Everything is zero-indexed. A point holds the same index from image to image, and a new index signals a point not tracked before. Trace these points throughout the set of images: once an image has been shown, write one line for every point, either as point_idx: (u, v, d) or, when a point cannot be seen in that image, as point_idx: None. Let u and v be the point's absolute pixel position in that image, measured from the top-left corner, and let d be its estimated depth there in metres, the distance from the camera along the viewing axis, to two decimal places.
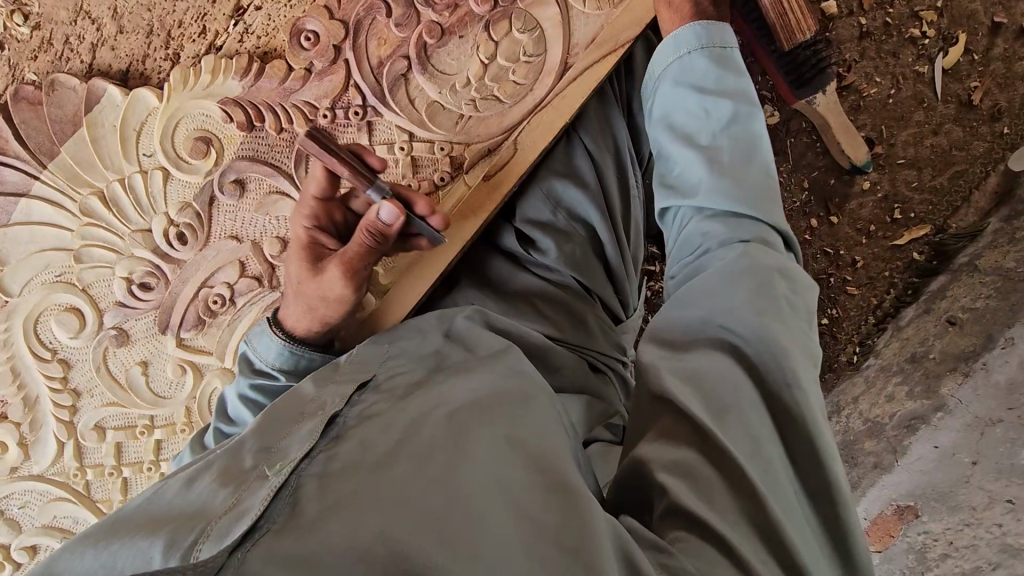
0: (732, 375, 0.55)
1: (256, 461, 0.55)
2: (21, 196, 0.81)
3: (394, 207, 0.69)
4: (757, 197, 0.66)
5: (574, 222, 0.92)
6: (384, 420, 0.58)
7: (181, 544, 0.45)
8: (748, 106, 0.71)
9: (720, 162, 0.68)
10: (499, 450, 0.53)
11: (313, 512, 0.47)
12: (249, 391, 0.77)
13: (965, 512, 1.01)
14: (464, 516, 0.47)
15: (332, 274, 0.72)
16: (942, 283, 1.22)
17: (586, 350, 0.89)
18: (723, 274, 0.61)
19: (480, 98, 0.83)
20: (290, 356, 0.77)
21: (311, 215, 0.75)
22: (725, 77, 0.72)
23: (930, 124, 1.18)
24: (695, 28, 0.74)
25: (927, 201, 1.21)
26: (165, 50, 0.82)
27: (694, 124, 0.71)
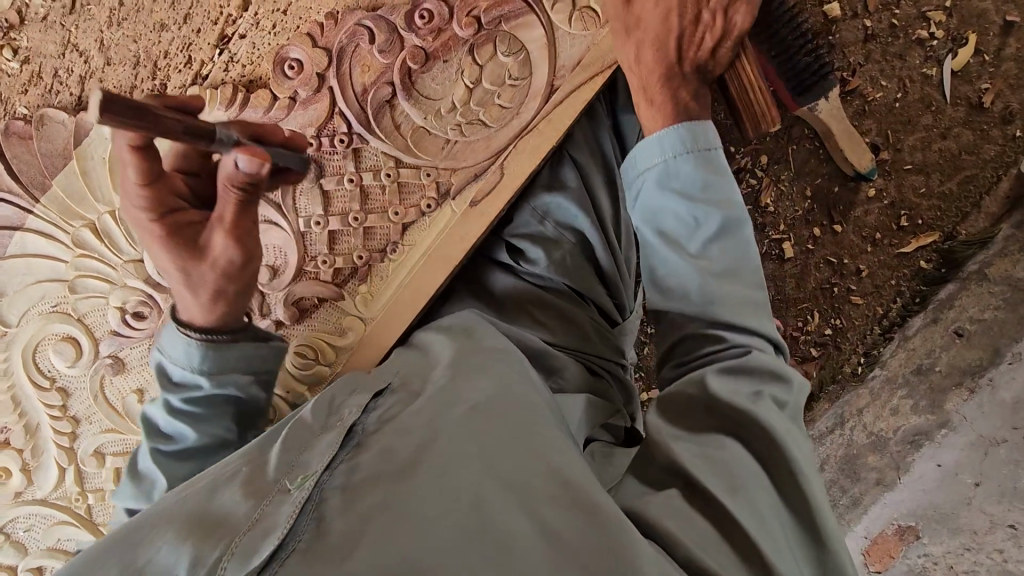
0: (741, 455, 0.56)
1: (280, 472, 0.56)
2: (15, 230, 0.82)
3: (250, 152, 0.58)
4: (745, 312, 0.65)
5: (563, 229, 0.91)
6: (401, 424, 0.58)
7: (208, 561, 0.46)
8: (735, 214, 0.67)
9: (708, 279, 0.65)
10: (521, 463, 0.54)
11: (341, 530, 0.48)
12: (178, 402, 0.71)
13: (965, 535, 1.10)
14: (494, 538, 0.47)
15: (222, 244, 0.66)
16: (951, 292, 1.18)
17: (582, 353, 0.89)
18: (725, 372, 0.60)
19: (466, 123, 0.82)
20: (211, 354, 0.70)
21: (147, 203, 0.64)
22: (711, 183, 0.68)
23: (938, 128, 1.14)
24: (680, 130, 0.70)
25: (936, 207, 1.16)
26: (152, 81, 0.82)
27: (681, 236, 0.68)
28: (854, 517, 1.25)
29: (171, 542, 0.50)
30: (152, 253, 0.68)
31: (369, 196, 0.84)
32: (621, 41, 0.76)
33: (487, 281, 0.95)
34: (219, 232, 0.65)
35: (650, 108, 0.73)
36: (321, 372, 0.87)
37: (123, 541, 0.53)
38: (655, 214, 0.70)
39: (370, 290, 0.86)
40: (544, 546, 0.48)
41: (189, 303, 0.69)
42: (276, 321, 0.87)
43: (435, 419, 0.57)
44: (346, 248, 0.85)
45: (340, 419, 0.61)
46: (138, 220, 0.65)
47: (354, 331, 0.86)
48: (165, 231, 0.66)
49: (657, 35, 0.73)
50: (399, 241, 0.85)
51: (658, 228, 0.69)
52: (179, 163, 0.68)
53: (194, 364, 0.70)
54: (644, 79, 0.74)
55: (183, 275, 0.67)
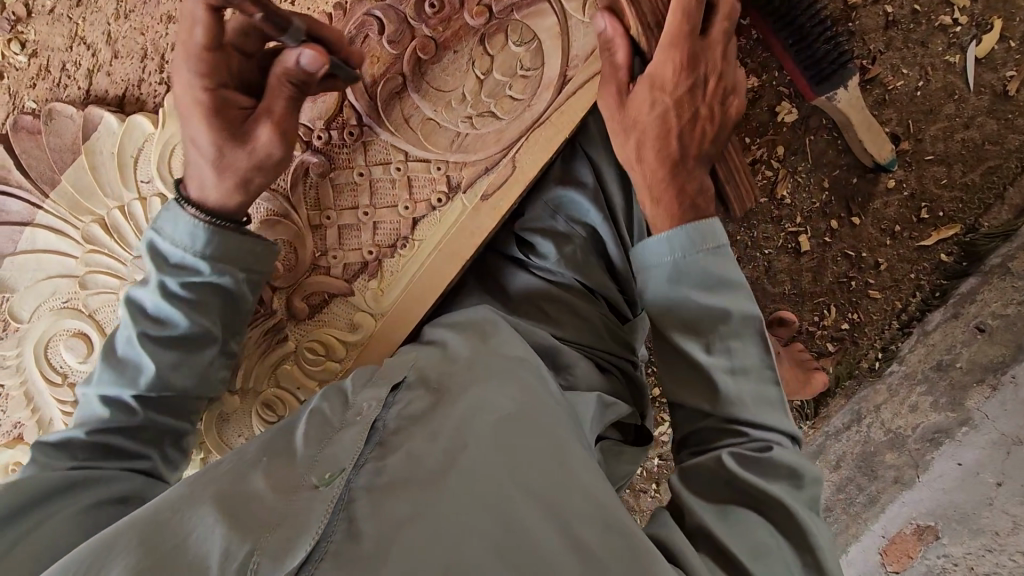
0: (760, 526, 0.59)
1: (306, 466, 0.58)
2: (26, 225, 0.82)
3: (316, 55, 0.63)
4: (760, 407, 0.66)
5: (574, 224, 0.90)
6: (424, 428, 0.61)
7: (237, 555, 0.48)
8: (747, 315, 0.68)
9: (722, 380, 0.66)
10: (542, 475, 0.59)
11: (374, 534, 0.51)
12: (174, 284, 0.70)
13: (987, 536, 1.11)
14: (522, 544, 0.53)
15: (267, 134, 0.69)
16: (972, 286, 1.15)
17: (591, 348, 0.87)
18: (740, 460, 0.62)
19: (476, 114, 0.81)
20: (217, 241, 0.70)
21: (204, 71, 0.66)
22: (721, 282, 0.68)
23: (961, 117, 1.10)
24: (689, 229, 0.69)
25: (958, 199, 1.13)
26: (159, 74, 0.81)
27: (693, 336, 0.68)
28: (872, 515, 1.23)
29: (201, 526, 0.51)
30: (189, 126, 0.69)
31: (379, 189, 0.83)
32: (618, 140, 0.75)
33: (497, 275, 0.94)
34: (265, 123, 0.69)
35: (658, 204, 0.72)
36: (332, 367, 0.86)
37: (145, 517, 0.54)
38: (666, 311, 0.70)
39: (380, 285, 0.85)
40: (567, 552, 0.53)
41: (210, 185, 0.70)
42: (286, 317, 0.86)
43: (460, 426, 0.61)
44: (355, 244, 0.84)
45: (359, 413, 0.63)
46: (185, 91, 0.67)
47: (364, 327, 0.86)
48: (210, 107, 0.67)
49: (658, 132, 0.72)
50: (408, 236, 0.84)
51: (670, 327, 0.69)
52: (236, 38, 0.68)
53: (196, 247, 0.70)
54: (649, 176, 0.72)
55: (213, 156, 0.68)
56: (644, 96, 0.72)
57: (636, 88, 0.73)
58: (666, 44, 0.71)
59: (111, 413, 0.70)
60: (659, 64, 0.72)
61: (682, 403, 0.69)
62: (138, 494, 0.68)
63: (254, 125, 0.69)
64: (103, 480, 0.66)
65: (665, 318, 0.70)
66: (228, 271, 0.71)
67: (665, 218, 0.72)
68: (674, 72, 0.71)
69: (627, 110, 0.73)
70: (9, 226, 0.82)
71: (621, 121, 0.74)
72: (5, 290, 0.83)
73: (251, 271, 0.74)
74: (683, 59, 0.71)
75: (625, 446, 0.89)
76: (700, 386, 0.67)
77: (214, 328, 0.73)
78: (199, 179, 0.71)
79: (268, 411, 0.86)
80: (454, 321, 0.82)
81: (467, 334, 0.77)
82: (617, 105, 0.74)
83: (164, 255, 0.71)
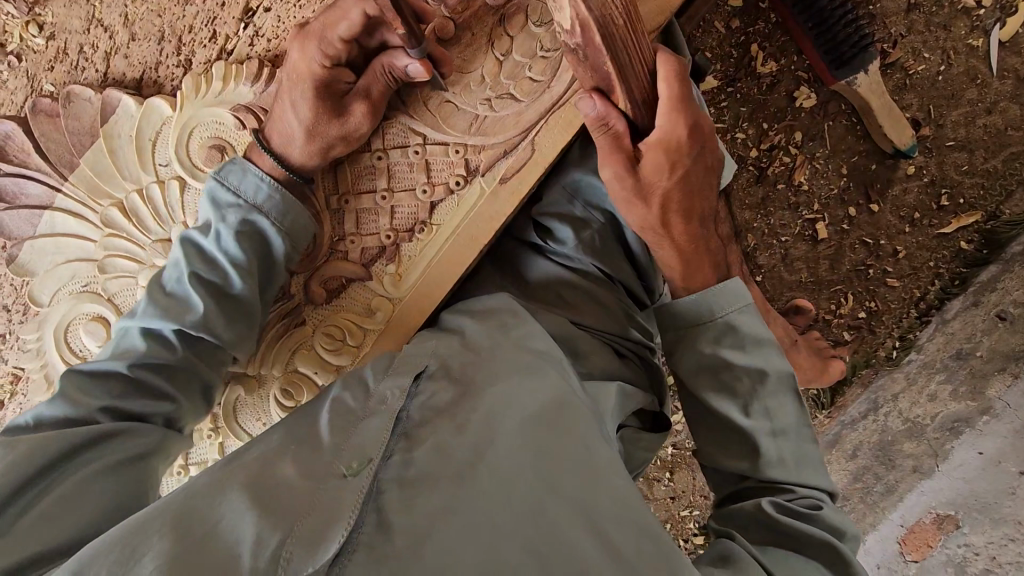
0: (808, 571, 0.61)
1: (332, 457, 0.59)
2: (45, 209, 0.82)
3: (424, 69, 0.73)
4: (798, 464, 0.68)
5: (593, 209, 0.89)
6: (451, 419, 0.62)
7: (269, 544, 0.49)
8: (782, 373, 0.69)
9: (763, 444, 0.67)
10: (570, 470, 0.60)
11: (406, 528, 0.52)
12: (231, 226, 0.72)
13: (1010, 526, 1.03)
14: (554, 544, 0.54)
15: (359, 113, 0.75)
16: (993, 274, 1.13)
17: (609, 334, 0.87)
18: (792, 511, 0.64)
19: (495, 97, 0.80)
20: (277, 198, 0.74)
21: (331, 51, 0.71)
22: (757, 344, 0.70)
23: (984, 102, 1.08)
24: (721, 292, 0.70)
25: (979, 185, 1.11)
26: (177, 56, 0.81)
27: (731, 400, 0.68)
28: (890, 505, 1.21)
29: (230, 513, 0.53)
30: (295, 87, 0.73)
31: (397, 173, 0.82)
32: (636, 210, 0.69)
33: (514, 261, 0.93)
34: (361, 99, 0.75)
35: (686, 272, 0.72)
36: (350, 351, 0.86)
37: (172, 505, 0.55)
38: (699, 374, 0.70)
39: (398, 270, 0.85)
40: (596, 549, 0.55)
41: (296, 146, 0.75)
42: (304, 301, 0.86)
43: (487, 420, 0.62)
44: (373, 229, 0.84)
45: (381, 403, 0.65)
46: (300, 61, 0.72)
47: (382, 312, 0.85)
48: (320, 79, 0.72)
49: (678, 201, 0.69)
50: (426, 220, 0.83)
51: (704, 390, 0.69)
52: None
53: (259, 201, 0.73)
54: (675, 243, 0.71)
55: (308, 124, 0.73)
56: (661, 166, 0.66)
57: (647, 155, 0.66)
58: (672, 108, 0.65)
59: (149, 348, 0.69)
60: (672, 133, 0.65)
61: (718, 464, 0.70)
62: (161, 450, 0.68)
63: (352, 101, 0.74)
64: (132, 432, 0.66)
65: (705, 387, 0.70)
66: (282, 227, 0.74)
67: (697, 279, 0.72)
68: (683, 138, 0.66)
69: (643, 181, 0.67)
70: (28, 209, 0.82)
71: (640, 192, 0.68)
72: (25, 275, 0.84)
73: (293, 236, 0.75)
74: (693, 122, 0.66)
75: (643, 432, 0.88)
76: (739, 448, 0.68)
77: (260, 285, 0.75)
78: (286, 135, 0.75)
79: (285, 396, 0.86)
80: (474, 310, 0.82)
81: (488, 321, 0.78)
82: (629, 176, 0.67)
83: (222, 202, 0.74)
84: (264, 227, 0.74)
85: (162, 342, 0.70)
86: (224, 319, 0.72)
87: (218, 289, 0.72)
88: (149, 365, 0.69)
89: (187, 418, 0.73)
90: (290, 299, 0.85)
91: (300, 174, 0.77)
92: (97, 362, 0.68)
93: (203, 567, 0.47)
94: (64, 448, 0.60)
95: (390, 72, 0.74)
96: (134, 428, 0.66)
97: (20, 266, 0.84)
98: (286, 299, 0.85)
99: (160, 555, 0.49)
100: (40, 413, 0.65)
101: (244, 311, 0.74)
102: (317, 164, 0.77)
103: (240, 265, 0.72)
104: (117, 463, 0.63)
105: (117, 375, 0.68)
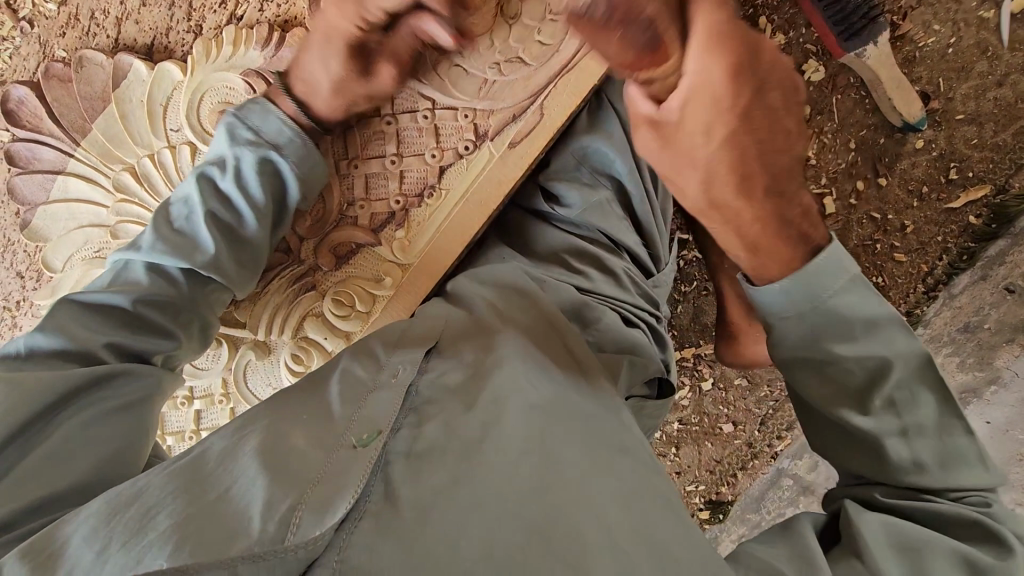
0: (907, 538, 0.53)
1: (343, 424, 0.60)
2: (58, 173, 0.83)
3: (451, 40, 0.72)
4: (944, 468, 0.55)
5: (600, 177, 0.90)
6: (460, 400, 0.63)
7: (278, 508, 0.49)
8: (910, 360, 0.57)
9: (891, 445, 0.56)
10: (578, 461, 0.59)
11: (411, 498, 0.54)
12: (247, 163, 0.73)
13: (1017, 491, 1.09)
14: (561, 528, 0.53)
15: (386, 72, 0.75)
16: (1002, 248, 1.12)
17: (617, 300, 0.85)
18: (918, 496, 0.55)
19: (504, 60, 0.80)
20: (298, 143, 0.75)
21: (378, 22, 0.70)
22: (866, 325, 0.58)
23: (995, 75, 1.07)
24: (801, 284, 0.58)
25: (989, 159, 1.10)
26: (187, 22, 0.81)
27: (848, 398, 0.58)
28: None
29: (242, 476, 0.53)
30: (322, 41, 0.71)
31: (405, 137, 0.83)
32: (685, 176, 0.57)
33: (521, 231, 0.93)
34: (388, 62, 0.75)
35: (756, 257, 0.60)
36: (359, 317, 0.87)
37: (184, 468, 0.55)
38: (800, 365, 0.60)
39: (406, 236, 0.85)
40: (602, 540, 0.53)
41: (320, 97, 0.75)
42: (315, 266, 0.87)
43: (496, 403, 0.62)
44: (383, 193, 0.84)
45: (392, 375, 0.65)
46: (336, 17, 0.69)
47: (391, 278, 0.86)
48: (351, 39, 0.71)
49: (729, 176, 0.55)
50: (435, 184, 0.84)
51: (804, 383, 0.61)
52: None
53: (278, 142, 0.74)
54: (742, 224, 0.59)
55: (336, 80, 0.73)
56: (704, 133, 0.53)
57: (688, 119, 0.52)
58: (703, 52, 0.49)
59: (153, 284, 0.70)
60: (713, 82, 0.50)
61: (851, 470, 0.60)
62: (157, 395, 0.70)
63: (381, 63, 0.75)
64: (130, 376, 0.66)
65: (814, 387, 0.60)
66: (298, 172, 0.76)
67: (775, 268, 0.60)
68: (732, 90, 0.50)
69: (697, 156, 0.54)
70: (40, 174, 0.83)
71: (693, 163, 0.55)
72: (38, 240, 0.85)
73: (306, 183, 0.77)
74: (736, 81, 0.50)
75: (648, 399, 0.88)
76: (863, 451, 0.58)
77: (270, 230, 0.77)
78: (310, 84, 0.75)
79: (295, 361, 0.88)
80: (486, 279, 0.82)
81: (501, 292, 0.79)
82: (664, 149, 0.55)
83: (239, 138, 0.74)
84: (281, 169, 0.75)
85: (168, 280, 0.71)
86: (234, 263, 0.74)
87: (229, 230, 0.73)
88: (155, 302, 0.69)
89: (180, 358, 0.75)
90: (300, 266, 0.86)
91: (320, 122, 0.78)
92: (96, 292, 0.68)
93: (214, 530, 0.48)
94: (68, 390, 0.61)
95: (416, 35, 0.73)
96: (133, 368, 0.67)
97: (34, 231, 0.85)
98: (296, 267, 0.86)
99: (175, 514, 0.49)
100: (31, 342, 0.64)
101: (250, 254, 0.76)
102: (338, 116, 0.78)
103: (255, 208, 0.74)
104: (117, 407, 0.65)
105: (118, 316, 0.68)
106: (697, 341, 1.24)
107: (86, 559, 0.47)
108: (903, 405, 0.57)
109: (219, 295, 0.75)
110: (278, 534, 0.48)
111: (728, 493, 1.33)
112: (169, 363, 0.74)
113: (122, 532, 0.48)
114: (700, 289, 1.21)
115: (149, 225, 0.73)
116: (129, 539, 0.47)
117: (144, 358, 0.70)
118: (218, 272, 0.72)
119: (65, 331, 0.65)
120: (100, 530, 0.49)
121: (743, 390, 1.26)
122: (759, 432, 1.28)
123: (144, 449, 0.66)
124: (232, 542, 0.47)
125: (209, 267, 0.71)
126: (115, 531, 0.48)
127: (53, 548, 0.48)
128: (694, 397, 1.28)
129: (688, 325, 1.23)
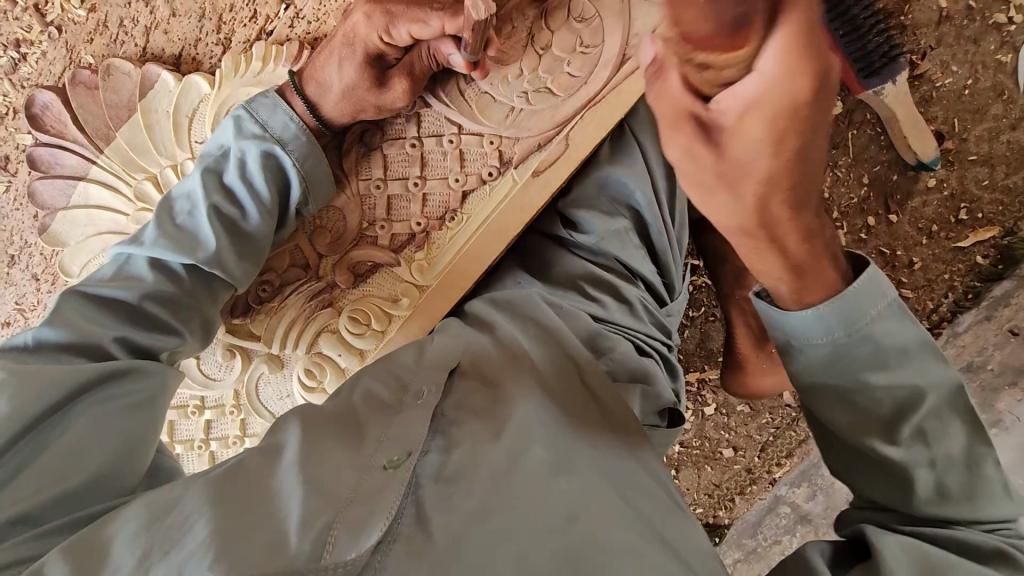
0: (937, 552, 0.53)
1: (373, 446, 0.59)
2: (79, 180, 0.83)
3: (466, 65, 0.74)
4: (972, 500, 0.55)
5: (618, 206, 0.91)
6: (488, 424, 0.63)
7: (315, 524, 0.50)
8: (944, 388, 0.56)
9: (920, 477, 0.55)
10: (606, 486, 0.60)
11: (445, 526, 0.53)
12: (254, 151, 0.73)
13: None
14: (596, 558, 0.54)
15: (398, 87, 0.75)
16: (1007, 289, 1.14)
17: (631, 330, 0.84)
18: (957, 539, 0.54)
19: (533, 90, 0.80)
20: (303, 139, 0.75)
21: (385, 28, 0.70)
22: (900, 354, 0.56)
23: (1009, 118, 1.07)
24: (842, 304, 0.55)
25: (997, 202, 1.11)
26: (217, 35, 0.81)
27: (873, 427, 0.57)
28: None
29: (283, 488, 0.54)
30: (346, 47, 0.73)
31: (430, 161, 0.83)
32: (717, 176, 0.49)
33: (541, 257, 0.93)
34: (404, 75, 0.75)
35: (801, 277, 0.56)
36: (375, 335, 0.87)
37: (219, 475, 0.56)
38: (821, 392, 0.59)
39: (427, 257, 0.86)
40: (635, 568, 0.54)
41: (330, 100, 0.75)
42: (333, 284, 0.87)
43: (524, 430, 0.62)
44: (404, 215, 0.85)
45: (420, 396, 0.65)
46: (363, 26, 0.71)
47: (408, 299, 0.86)
48: (373, 50, 0.72)
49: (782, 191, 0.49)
50: (457, 209, 0.84)
51: (828, 410, 0.59)
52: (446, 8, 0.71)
53: (285, 137, 0.75)
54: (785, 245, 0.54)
55: (348, 84, 0.74)
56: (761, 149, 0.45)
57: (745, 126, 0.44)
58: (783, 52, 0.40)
59: (156, 281, 0.69)
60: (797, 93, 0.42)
61: (870, 496, 0.60)
62: (162, 394, 0.69)
63: (395, 75, 0.75)
64: (140, 373, 0.66)
65: (841, 417, 0.59)
66: (302, 170, 0.75)
67: (818, 290, 0.56)
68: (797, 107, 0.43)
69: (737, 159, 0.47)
70: (62, 179, 0.83)
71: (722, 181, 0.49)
72: (57, 245, 0.85)
73: (309, 182, 0.76)
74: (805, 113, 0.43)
75: (659, 428, 0.86)
76: (890, 481, 0.57)
77: (273, 227, 0.76)
78: (323, 85, 0.75)
79: (308, 376, 0.88)
80: (510, 300, 0.81)
81: (517, 323, 0.78)
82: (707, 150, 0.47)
83: (247, 132, 0.74)
84: (286, 165, 0.75)
85: (170, 274, 0.71)
86: (237, 258, 0.73)
87: (233, 225, 0.73)
88: (160, 297, 0.69)
89: (183, 355, 0.75)
90: (317, 283, 0.86)
91: (330, 125, 0.78)
92: (103, 287, 0.68)
93: (256, 542, 0.49)
94: (81, 382, 0.61)
95: (436, 56, 0.74)
96: (143, 364, 0.67)
97: (53, 236, 0.85)
98: (313, 282, 0.86)
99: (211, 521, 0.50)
100: (39, 334, 0.64)
101: (253, 248, 0.75)
102: (345, 122, 0.78)
103: (260, 203, 0.73)
104: (130, 404, 0.65)
105: (121, 309, 0.68)
106: (703, 366, 1.24)
107: (127, 563, 0.48)
108: (935, 424, 0.56)
109: (222, 291, 0.75)
110: (314, 551, 0.49)
111: (726, 517, 1.35)
112: (173, 360, 0.73)
113: (162, 541, 0.49)
114: (707, 315, 1.23)
115: (151, 222, 0.73)
116: (170, 549, 0.48)
117: (152, 352, 0.70)
118: (220, 267, 0.72)
119: (72, 323, 0.64)
120: (140, 538, 0.49)
121: (745, 416, 1.26)
122: (759, 458, 1.29)
123: (150, 449, 0.66)
124: (275, 556, 0.48)
125: (210, 262, 0.71)
126: (157, 539, 0.49)
127: (97, 547, 0.49)
128: (696, 421, 1.29)
129: (694, 350, 1.24)
